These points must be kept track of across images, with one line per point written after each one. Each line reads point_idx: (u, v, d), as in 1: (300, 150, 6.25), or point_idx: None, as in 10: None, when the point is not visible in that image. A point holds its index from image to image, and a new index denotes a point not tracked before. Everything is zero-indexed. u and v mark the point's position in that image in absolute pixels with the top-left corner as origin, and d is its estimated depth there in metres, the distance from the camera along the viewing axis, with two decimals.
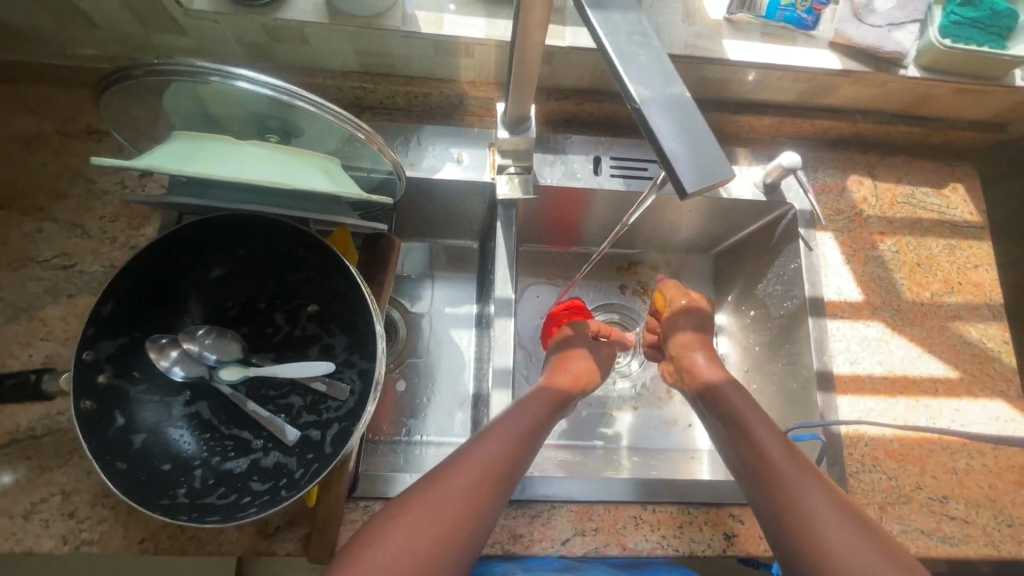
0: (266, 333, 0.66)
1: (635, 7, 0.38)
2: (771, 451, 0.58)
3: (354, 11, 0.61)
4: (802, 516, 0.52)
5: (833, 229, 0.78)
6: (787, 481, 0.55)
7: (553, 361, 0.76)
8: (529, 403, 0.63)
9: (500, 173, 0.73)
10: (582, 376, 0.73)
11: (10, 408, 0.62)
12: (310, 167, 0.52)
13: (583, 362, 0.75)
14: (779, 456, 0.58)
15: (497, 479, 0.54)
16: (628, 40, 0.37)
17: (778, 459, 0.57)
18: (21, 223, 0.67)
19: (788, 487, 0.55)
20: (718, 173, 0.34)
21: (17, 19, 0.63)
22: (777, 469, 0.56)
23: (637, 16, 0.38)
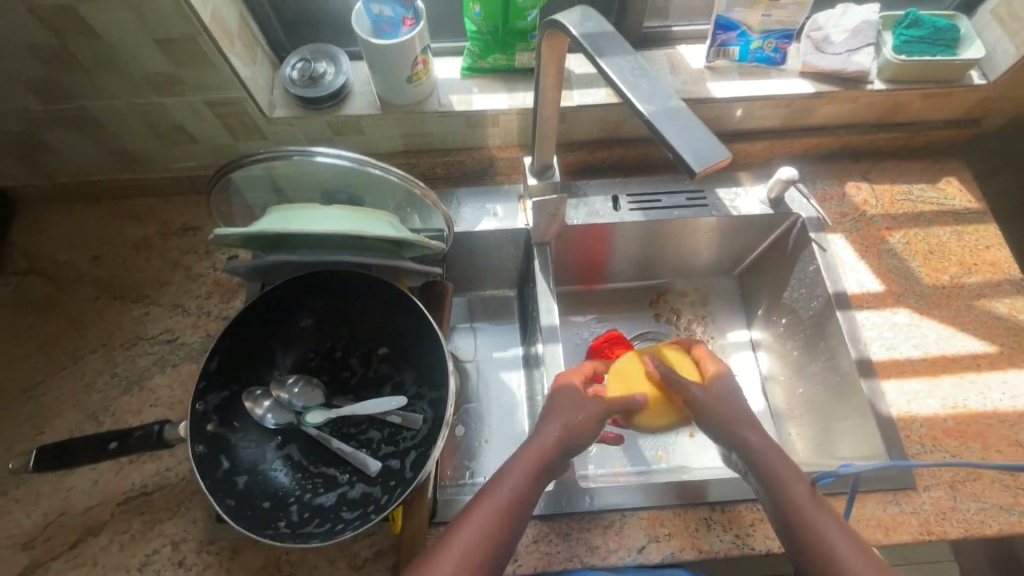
0: (343, 379, 0.73)
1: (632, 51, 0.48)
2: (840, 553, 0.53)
3: (401, 103, 0.75)
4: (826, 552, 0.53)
5: (842, 231, 0.84)
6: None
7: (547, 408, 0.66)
8: (532, 449, 0.60)
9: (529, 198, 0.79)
10: (576, 423, 0.63)
11: (124, 468, 0.69)
12: (377, 220, 0.63)
13: (576, 416, 0.64)
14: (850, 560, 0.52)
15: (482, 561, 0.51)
16: (631, 75, 0.47)
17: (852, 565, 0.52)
18: (133, 309, 0.78)
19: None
20: (716, 154, 0.42)
21: (136, 147, 0.78)
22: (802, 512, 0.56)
23: (635, 57, 0.48)
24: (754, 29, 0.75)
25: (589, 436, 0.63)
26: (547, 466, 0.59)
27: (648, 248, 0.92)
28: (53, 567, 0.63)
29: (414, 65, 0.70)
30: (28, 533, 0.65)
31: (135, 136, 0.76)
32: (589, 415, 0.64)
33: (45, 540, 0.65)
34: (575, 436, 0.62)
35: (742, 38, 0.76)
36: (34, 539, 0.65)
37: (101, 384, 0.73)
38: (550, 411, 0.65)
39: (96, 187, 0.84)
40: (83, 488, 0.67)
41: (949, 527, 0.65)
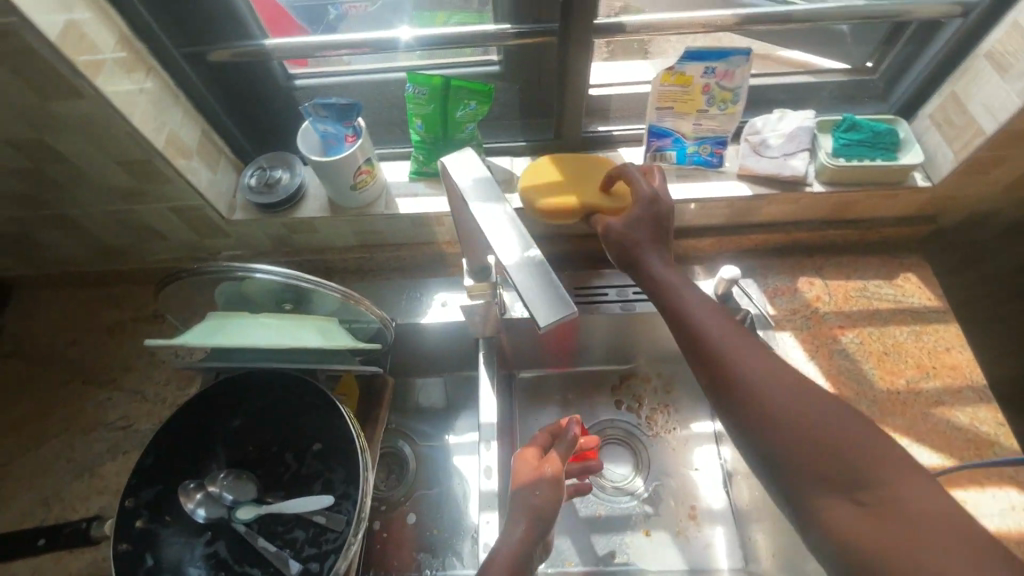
0: (277, 472, 0.74)
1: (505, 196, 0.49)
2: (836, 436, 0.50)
3: (350, 206, 0.80)
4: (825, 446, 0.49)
5: (791, 328, 0.82)
6: (805, 429, 0.51)
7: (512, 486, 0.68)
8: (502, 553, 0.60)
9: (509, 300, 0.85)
10: (537, 510, 0.63)
11: (63, 558, 0.71)
12: (306, 330, 0.67)
13: (533, 491, 0.65)
14: (786, 401, 0.52)
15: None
16: (499, 222, 0.47)
17: (797, 412, 0.51)
18: (97, 394, 0.83)
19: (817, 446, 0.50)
20: (564, 308, 0.43)
21: (112, 242, 0.84)
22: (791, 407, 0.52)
23: (506, 204, 0.49)
24: (688, 136, 0.78)
25: (550, 512, 0.64)
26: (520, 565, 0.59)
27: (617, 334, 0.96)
28: None
29: (358, 174, 0.75)
30: None
31: (109, 235, 0.83)
32: (545, 488, 0.66)
33: None
34: (536, 523, 0.63)
35: (677, 143, 0.79)
36: None
37: (57, 468, 0.77)
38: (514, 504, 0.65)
39: (80, 275, 0.91)
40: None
41: None
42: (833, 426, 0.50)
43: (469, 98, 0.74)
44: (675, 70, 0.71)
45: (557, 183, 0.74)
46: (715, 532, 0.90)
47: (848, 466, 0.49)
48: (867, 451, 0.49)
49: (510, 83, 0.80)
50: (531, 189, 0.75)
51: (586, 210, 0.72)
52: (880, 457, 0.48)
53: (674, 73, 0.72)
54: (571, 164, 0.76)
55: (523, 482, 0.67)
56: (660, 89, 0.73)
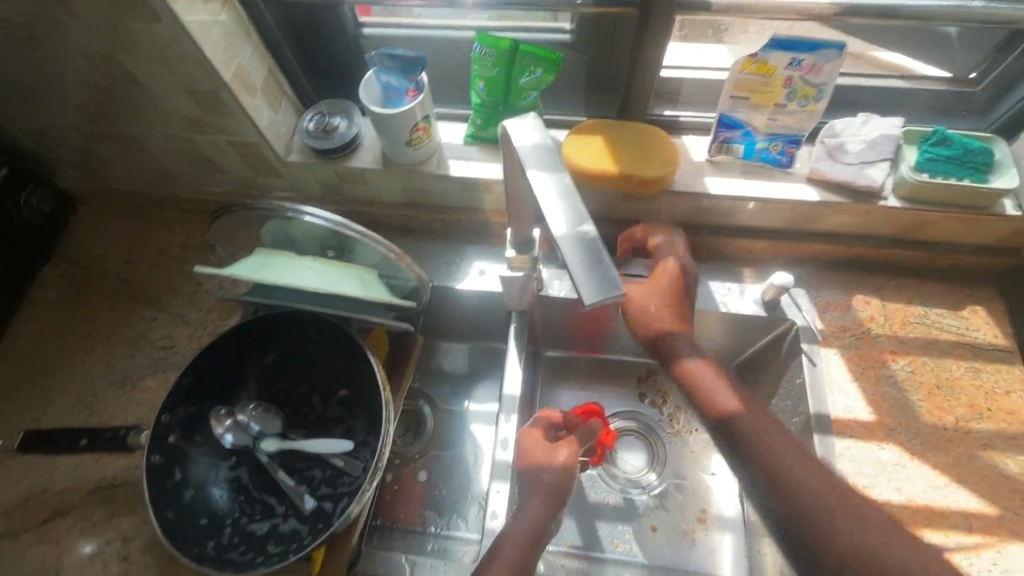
0: (303, 411, 0.76)
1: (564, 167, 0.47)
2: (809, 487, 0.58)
3: (402, 162, 0.79)
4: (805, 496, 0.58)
5: (839, 346, 0.78)
6: (773, 455, 0.60)
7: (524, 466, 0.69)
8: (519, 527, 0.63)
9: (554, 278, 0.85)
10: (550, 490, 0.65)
11: (101, 459, 0.76)
12: (347, 279, 0.68)
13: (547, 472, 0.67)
14: (769, 455, 0.61)
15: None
16: (555, 191, 0.45)
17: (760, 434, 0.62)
18: (144, 313, 0.87)
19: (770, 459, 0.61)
20: (610, 289, 0.41)
21: (172, 169, 0.87)
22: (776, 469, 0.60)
23: (565, 174, 0.46)
24: (760, 131, 0.74)
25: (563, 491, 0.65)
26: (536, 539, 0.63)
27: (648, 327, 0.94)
28: (23, 537, 0.71)
29: (414, 130, 0.74)
30: (11, 501, 0.73)
31: (170, 162, 0.85)
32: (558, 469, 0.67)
33: (23, 511, 0.73)
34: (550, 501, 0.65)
35: (746, 137, 0.74)
36: (14, 507, 0.73)
37: (103, 377, 0.82)
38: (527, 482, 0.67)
39: (141, 199, 0.95)
40: (65, 469, 0.75)
41: None
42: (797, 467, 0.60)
43: (536, 65, 0.72)
44: (758, 57, 0.67)
45: (601, 152, 0.74)
46: (723, 539, 0.88)
47: (839, 538, 0.56)
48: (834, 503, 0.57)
49: (580, 53, 0.77)
50: (573, 155, 0.74)
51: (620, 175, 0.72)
52: (834, 505, 0.57)
53: (756, 60, 0.67)
54: (615, 131, 0.75)
55: (532, 461, 0.68)
56: (738, 77, 0.69)
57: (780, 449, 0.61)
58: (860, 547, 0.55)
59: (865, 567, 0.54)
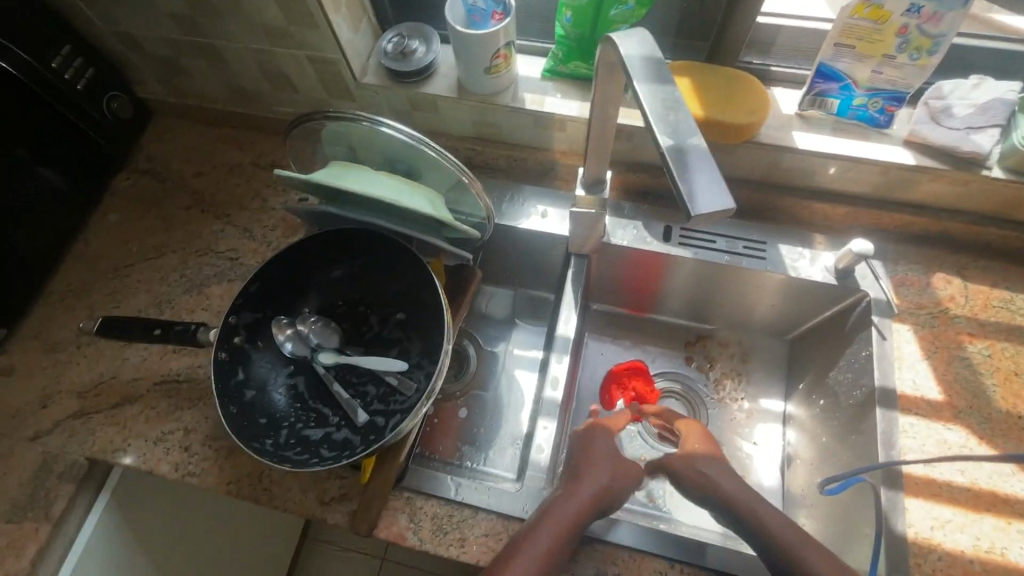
0: (360, 331, 0.78)
1: (674, 81, 0.45)
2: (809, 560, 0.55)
3: (477, 91, 0.78)
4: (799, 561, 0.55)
5: (912, 323, 0.75)
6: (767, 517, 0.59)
7: (575, 454, 0.65)
8: (573, 498, 0.59)
9: (623, 224, 0.83)
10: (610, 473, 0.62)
11: (168, 355, 0.79)
12: (417, 195, 0.68)
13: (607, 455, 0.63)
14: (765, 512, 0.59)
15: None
16: (663, 105, 0.43)
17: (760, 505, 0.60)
18: (211, 224, 0.89)
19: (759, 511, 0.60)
20: (717, 201, 0.39)
21: (248, 84, 0.88)
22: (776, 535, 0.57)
23: (674, 88, 0.44)
24: (860, 84, 0.69)
25: (624, 471, 0.62)
26: (592, 505, 0.59)
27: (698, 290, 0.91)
28: (94, 418, 0.76)
29: (494, 57, 0.72)
30: (84, 385, 0.78)
31: (248, 77, 0.86)
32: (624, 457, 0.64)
33: (94, 395, 0.77)
34: (613, 474, 0.62)
35: (844, 91, 0.70)
36: (86, 391, 0.77)
37: (172, 279, 0.85)
38: (586, 460, 0.63)
39: (213, 114, 0.96)
40: (134, 361, 0.79)
41: None
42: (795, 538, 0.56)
43: None
44: (872, 2, 0.62)
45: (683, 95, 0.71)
46: None
47: None
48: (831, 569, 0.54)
49: None
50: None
51: (704, 122, 0.70)
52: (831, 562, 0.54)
53: (870, 4, 0.62)
54: (703, 76, 0.72)
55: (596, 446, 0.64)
56: (846, 22, 0.64)
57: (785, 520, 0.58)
58: None
59: None
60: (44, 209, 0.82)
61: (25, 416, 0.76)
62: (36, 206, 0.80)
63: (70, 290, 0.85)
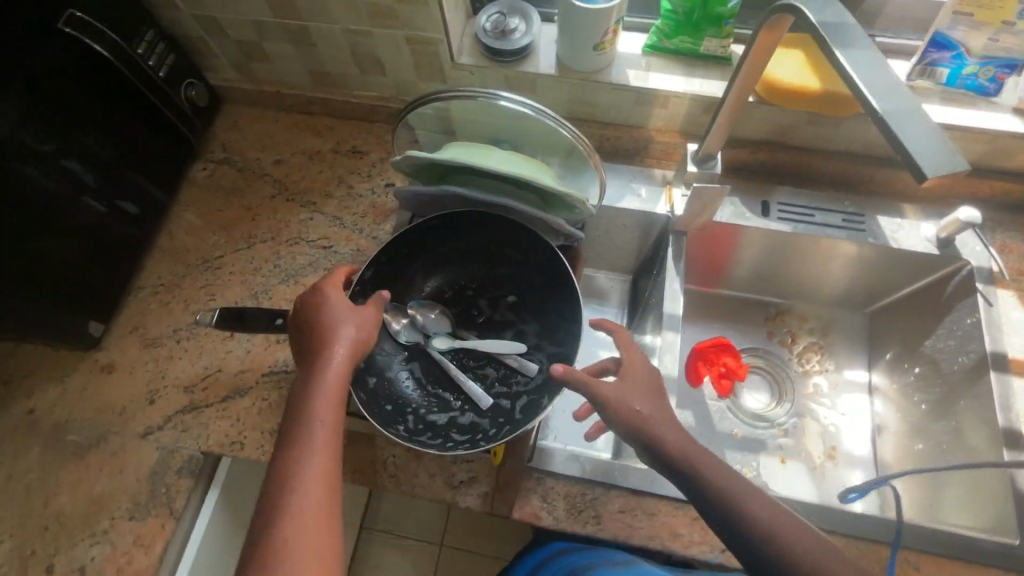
0: (470, 315, 0.78)
1: (873, 47, 0.45)
2: (753, 511, 0.51)
3: (579, 68, 0.77)
4: (747, 514, 0.51)
5: (1014, 289, 0.77)
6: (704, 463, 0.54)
7: (309, 319, 0.62)
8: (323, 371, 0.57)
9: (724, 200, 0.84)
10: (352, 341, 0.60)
11: (273, 346, 0.78)
12: (546, 175, 0.69)
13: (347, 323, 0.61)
14: (703, 459, 0.54)
15: (329, 525, 0.50)
16: (870, 68, 0.43)
17: (694, 451, 0.55)
18: (298, 213, 0.88)
19: (677, 450, 0.55)
20: (948, 162, 0.39)
21: (333, 69, 0.86)
22: (721, 481, 0.53)
23: (875, 53, 0.45)
24: (973, 53, 0.70)
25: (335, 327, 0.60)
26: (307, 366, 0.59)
27: (777, 258, 0.89)
28: (205, 411, 0.74)
29: (606, 33, 0.72)
30: (191, 379, 0.77)
31: (335, 60, 0.84)
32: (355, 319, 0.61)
33: (202, 389, 0.76)
34: (322, 332, 0.60)
35: (956, 60, 0.71)
36: (194, 385, 0.76)
37: (267, 269, 0.84)
38: (327, 328, 0.60)
39: (287, 101, 0.94)
40: (238, 353, 0.78)
41: None
42: (737, 486, 0.52)
43: None
44: None
45: (803, 66, 0.72)
46: (851, 475, 0.86)
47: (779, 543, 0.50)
48: (777, 523, 0.51)
49: None
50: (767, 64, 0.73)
51: (828, 94, 0.70)
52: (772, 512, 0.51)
53: None
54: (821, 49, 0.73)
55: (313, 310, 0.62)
56: None
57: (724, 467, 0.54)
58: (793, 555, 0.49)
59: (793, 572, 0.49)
60: (86, 209, 0.71)
61: (133, 412, 0.75)
62: (92, 203, 0.72)
63: (163, 284, 0.83)
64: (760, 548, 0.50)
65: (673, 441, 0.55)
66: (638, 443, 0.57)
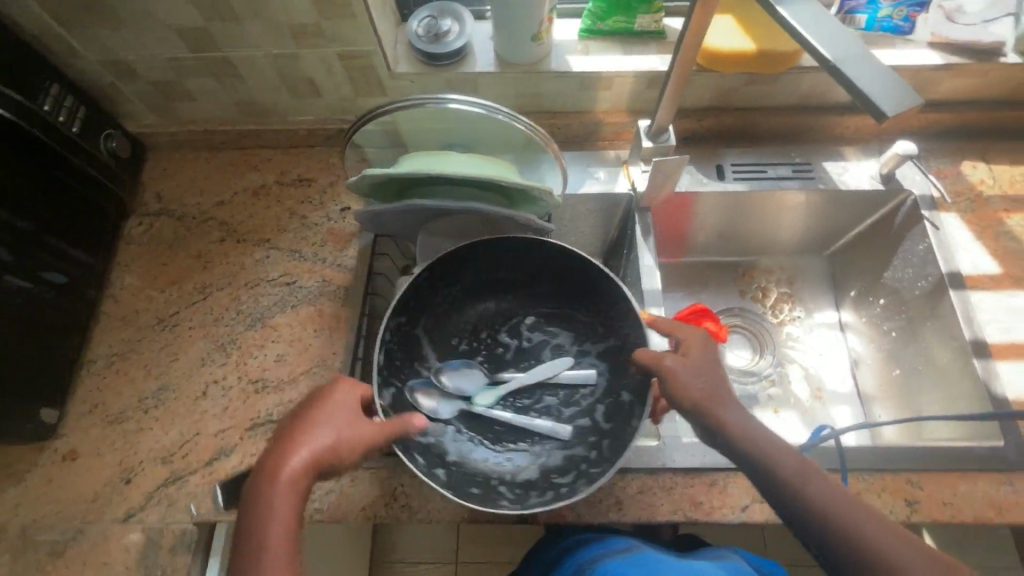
0: (498, 355, 0.79)
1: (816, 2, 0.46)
2: (812, 495, 0.52)
3: (520, 61, 0.77)
4: (811, 498, 0.52)
5: (956, 210, 0.82)
6: (766, 449, 0.55)
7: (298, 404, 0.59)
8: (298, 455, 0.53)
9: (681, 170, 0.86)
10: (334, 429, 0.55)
11: (252, 397, 0.73)
12: (508, 171, 0.68)
13: (330, 410, 0.57)
14: (766, 445, 0.55)
15: None
16: (817, 22, 0.44)
17: (757, 436, 0.56)
18: (253, 253, 0.83)
19: (739, 427, 0.57)
20: (904, 98, 0.40)
21: (265, 97, 0.82)
22: (785, 468, 0.54)
23: (818, 6, 0.46)
24: None
25: (320, 413, 0.56)
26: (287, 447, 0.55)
27: (739, 219, 0.92)
28: (189, 480, 0.69)
29: (542, 22, 0.71)
30: (168, 448, 0.71)
31: (265, 87, 0.80)
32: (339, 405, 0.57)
33: (181, 457, 0.70)
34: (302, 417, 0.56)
35: (871, 5, 0.77)
36: (173, 454, 0.71)
37: (229, 317, 0.79)
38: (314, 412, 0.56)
39: (220, 138, 0.89)
40: (214, 411, 0.73)
41: None
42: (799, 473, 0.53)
43: None
44: None
45: (736, 31, 0.74)
46: (836, 411, 0.90)
47: (842, 527, 0.50)
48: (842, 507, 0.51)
49: None
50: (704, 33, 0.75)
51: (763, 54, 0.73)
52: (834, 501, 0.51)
53: None
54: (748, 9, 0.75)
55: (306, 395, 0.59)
56: None
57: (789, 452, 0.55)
58: (855, 538, 0.50)
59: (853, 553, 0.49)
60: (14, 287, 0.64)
61: (108, 496, 0.69)
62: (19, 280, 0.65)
63: (116, 353, 0.77)
64: (820, 531, 0.51)
65: (737, 423, 0.57)
66: (697, 420, 0.59)
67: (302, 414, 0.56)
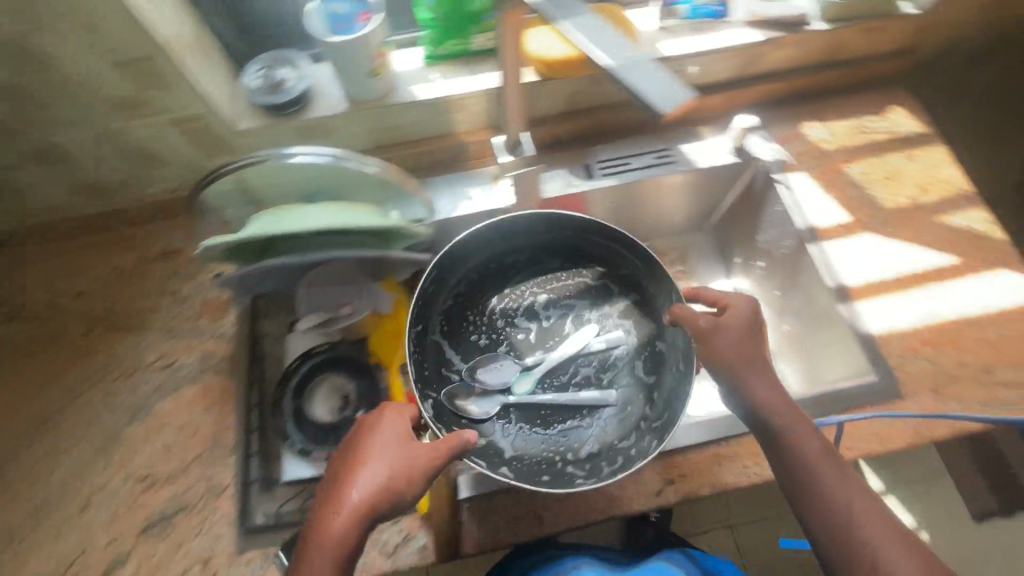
0: (513, 338, 0.77)
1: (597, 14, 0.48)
2: (825, 486, 0.57)
3: (365, 98, 0.76)
4: (823, 487, 0.57)
5: (804, 169, 0.88)
6: (794, 439, 0.59)
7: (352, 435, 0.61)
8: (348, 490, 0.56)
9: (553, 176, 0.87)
10: (385, 465, 0.56)
11: (141, 497, 0.68)
12: (358, 214, 0.66)
13: (382, 446, 0.57)
14: (797, 436, 0.59)
15: None
16: (598, 33, 0.46)
17: (792, 426, 0.59)
18: (123, 341, 0.77)
19: (768, 412, 0.60)
20: (677, 94, 0.43)
21: (105, 176, 0.77)
22: (806, 459, 0.58)
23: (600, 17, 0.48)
24: None
25: (375, 448, 0.57)
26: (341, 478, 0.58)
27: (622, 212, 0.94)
28: None
29: (375, 58, 0.70)
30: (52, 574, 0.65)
31: (102, 166, 0.75)
32: (389, 439, 0.58)
33: None
34: (355, 452, 0.58)
35: None
36: None
37: (106, 416, 0.73)
38: (369, 444, 0.58)
39: (68, 226, 0.83)
40: (101, 521, 0.67)
41: (938, 428, 0.70)
42: (817, 465, 0.57)
43: None
44: None
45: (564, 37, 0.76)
46: None
47: (844, 519, 0.55)
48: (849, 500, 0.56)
49: None
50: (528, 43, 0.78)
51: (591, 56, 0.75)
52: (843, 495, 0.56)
53: None
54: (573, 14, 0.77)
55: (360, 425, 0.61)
56: None
57: (815, 445, 0.58)
58: (848, 533, 0.55)
59: (846, 547, 0.54)
60: None
61: None
62: None
63: None
64: (822, 522, 0.56)
65: (770, 398, 0.60)
66: (731, 393, 0.63)
67: (355, 450, 0.58)
